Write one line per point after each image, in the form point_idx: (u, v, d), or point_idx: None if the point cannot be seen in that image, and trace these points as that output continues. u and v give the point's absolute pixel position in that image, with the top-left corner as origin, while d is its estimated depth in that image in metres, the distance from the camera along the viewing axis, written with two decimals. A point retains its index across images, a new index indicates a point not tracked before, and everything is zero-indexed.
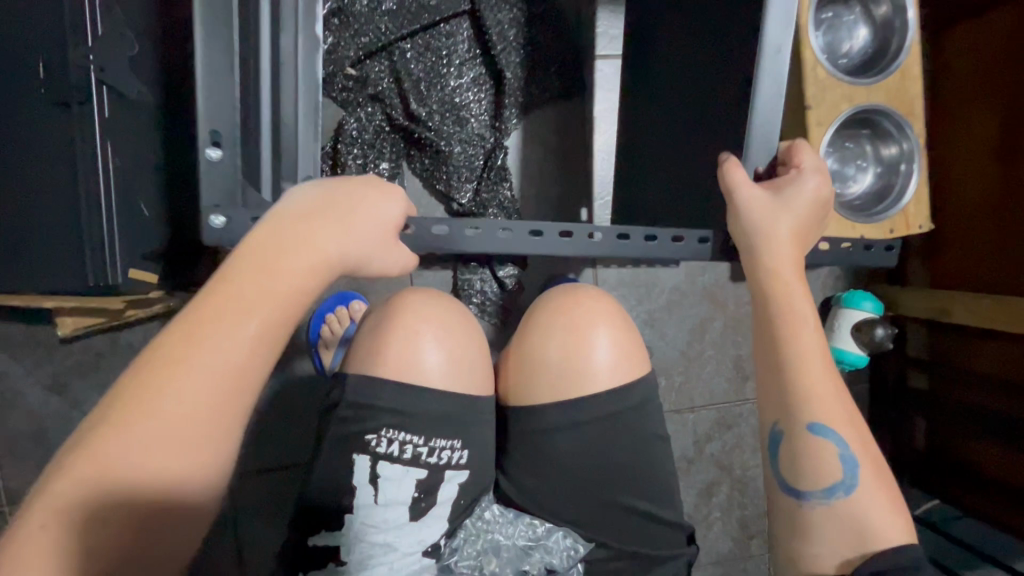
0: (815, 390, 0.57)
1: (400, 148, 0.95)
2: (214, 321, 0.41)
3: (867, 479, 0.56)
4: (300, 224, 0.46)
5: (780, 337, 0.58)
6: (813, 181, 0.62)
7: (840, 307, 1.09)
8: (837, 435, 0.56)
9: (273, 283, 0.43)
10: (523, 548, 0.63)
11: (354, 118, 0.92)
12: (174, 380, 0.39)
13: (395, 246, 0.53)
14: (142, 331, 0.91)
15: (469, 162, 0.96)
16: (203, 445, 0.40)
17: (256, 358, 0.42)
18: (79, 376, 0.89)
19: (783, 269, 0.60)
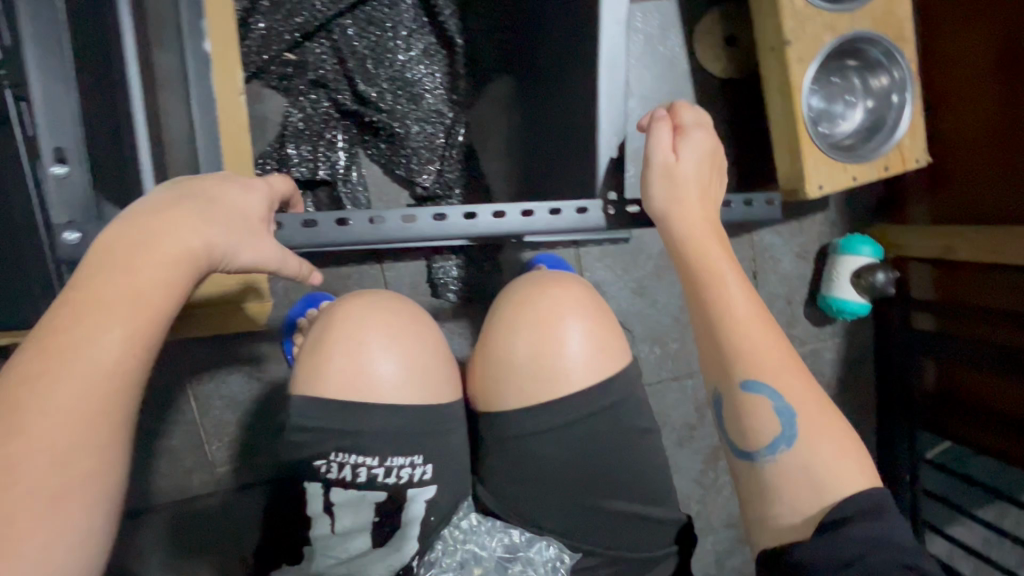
0: (741, 338, 0.53)
1: (354, 136, 0.89)
2: (78, 335, 0.39)
3: (811, 425, 0.51)
4: (163, 218, 0.43)
5: (705, 299, 0.55)
6: (703, 139, 0.61)
7: (837, 255, 1.04)
8: (771, 386, 0.52)
9: (142, 285, 0.41)
10: (501, 559, 0.62)
11: (300, 109, 0.86)
12: (40, 401, 0.37)
13: (266, 239, 0.50)
14: None
15: (429, 142, 0.90)
16: (91, 464, 0.38)
17: (134, 362, 0.41)
18: None
19: (697, 234, 0.58)
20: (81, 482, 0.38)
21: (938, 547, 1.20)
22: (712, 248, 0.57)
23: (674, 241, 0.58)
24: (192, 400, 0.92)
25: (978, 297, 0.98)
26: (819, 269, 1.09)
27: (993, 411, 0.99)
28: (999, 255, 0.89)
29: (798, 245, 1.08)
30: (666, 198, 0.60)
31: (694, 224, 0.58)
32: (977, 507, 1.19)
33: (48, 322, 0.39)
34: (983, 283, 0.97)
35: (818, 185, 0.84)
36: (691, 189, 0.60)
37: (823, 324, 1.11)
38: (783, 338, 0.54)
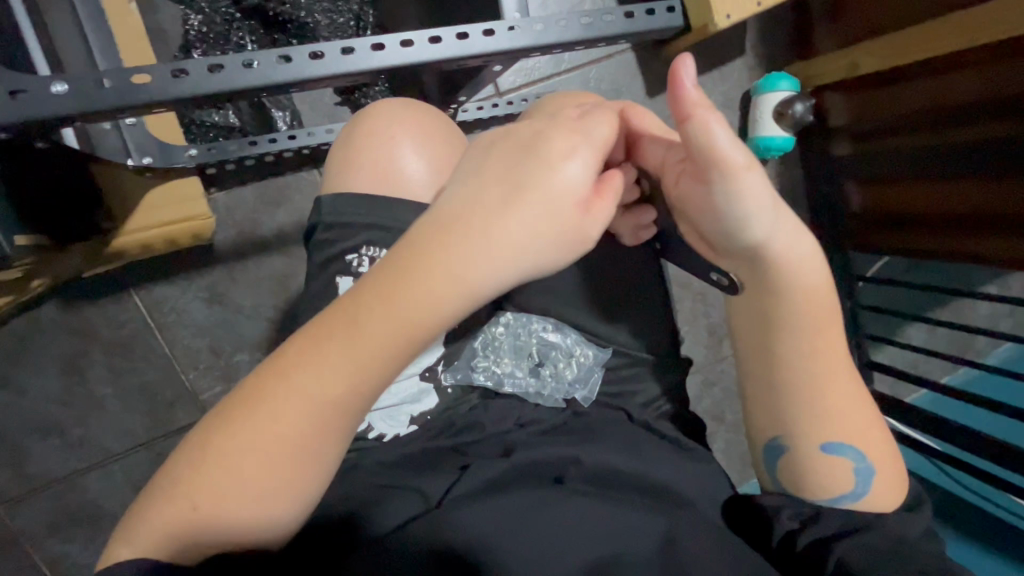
0: (815, 385, 0.56)
1: (263, 35, 0.85)
2: (339, 355, 0.42)
3: (878, 488, 0.58)
4: (480, 218, 0.44)
5: (780, 358, 0.56)
6: (752, 179, 0.46)
7: (758, 95, 1.08)
8: (854, 449, 0.57)
9: (393, 323, 0.42)
10: (536, 344, 0.71)
11: (198, 11, 0.83)
12: (288, 409, 0.42)
13: (532, 256, 0.45)
14: (57, 303, 0.87)
15: (341, 30, 0.88)
16: (298, 473, 0.42)
17: (355, 405, 0.43)
18: (14, 363, 0.87)
19: (791, 282, 0.52)
20: (289, 489, 0.42)
21: (886, 357, 1.30)
22: (819, 288, 0.53)
23: (757, 277, 0.53)
24: (158, 334, 0.93)
25: (893, 107, 1.02)
26: (745, 115, 1.14)
27: (913, 215, 1.04)
28: (920, 50, 0.94)
29: (722, 94, 1.12)
30: (782, 245, 0.50)
31: (803, 280, 0.52)
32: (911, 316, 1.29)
33: (329, 327, 0.43)
34: (895, 91, 1.01)
35: (725, 15, 0.87)
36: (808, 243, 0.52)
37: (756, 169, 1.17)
38: (870, 404, 0.58)
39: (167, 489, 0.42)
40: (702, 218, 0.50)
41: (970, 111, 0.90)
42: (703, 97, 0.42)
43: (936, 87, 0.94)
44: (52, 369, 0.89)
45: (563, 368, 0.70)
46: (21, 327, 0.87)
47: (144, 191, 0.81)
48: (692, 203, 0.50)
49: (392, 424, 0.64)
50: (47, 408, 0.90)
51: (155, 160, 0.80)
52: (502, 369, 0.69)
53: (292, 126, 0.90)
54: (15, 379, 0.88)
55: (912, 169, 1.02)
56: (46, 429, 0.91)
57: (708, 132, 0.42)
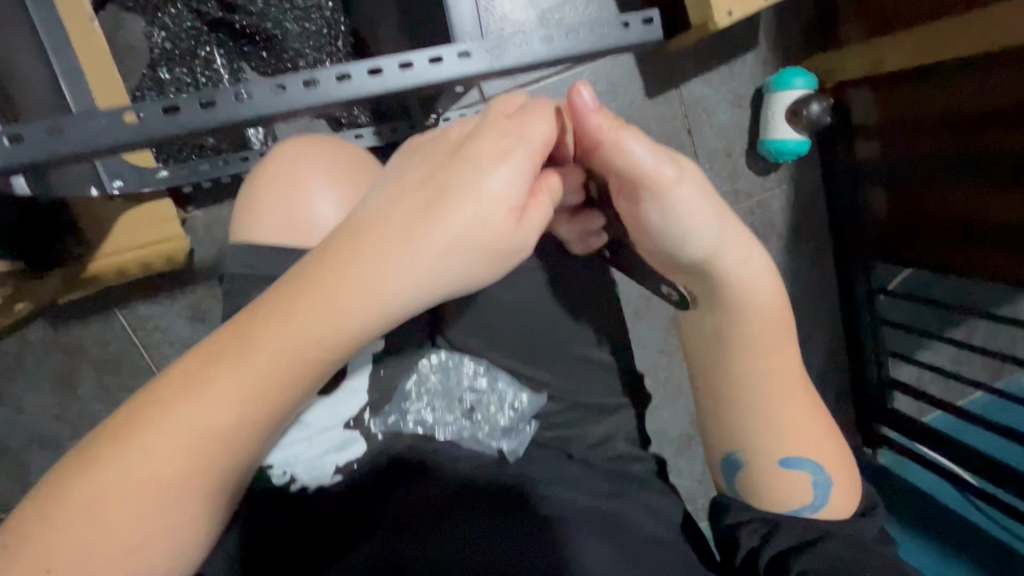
0: (771, 397, 0.58)
1: (231, 49, 0.83)
2: (226, 390, 0.41)
3: (836, 497, 0.60)
4: (380, 248, 0.42)
5: (740, 374, 0.58)
6: (686, 185, 0.51)
7: (771, 93, 0.99)
8: (811, 461, 0.60)
9: (303, 336, 0.42)
10: (473, 389, 0.64)
11: (162, 27, 0.80)
12: (170, 438, 0.41)
13: (444, 278, 0.43)
14: (46, 322, 0.89)
15: (312, 40, 0.83)
16: (180, 500, 0.42)
17: (263, 417, 0.43)
18: (10, 380, 0.90)
19: (744, 296, 0.55)
20: (169, 516, 0.42)
21: (908, 374, 1.22)
22: (772, 304, 0.56)
23: (717, 293, 0.56)
24: (144, 351, 0.93)
25: (915, 111, 0.92)
26: (757, 114, 1.05)
27: (939, 225, 0.94)
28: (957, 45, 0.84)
29: (732, 92, 1.03)
30: (731, 261, 0.54)
31: (750, 291, 0.55)
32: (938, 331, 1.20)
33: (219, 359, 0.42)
34: (919, 93, 0.90)
35: (727, 12, 0.78)
36: (762, 259, 0.56)
37: (769, 173, 1.08)
38: (819, 409, 0.61)
39: (25, 524, 0.40)
40: (647, 236, 0.54)
41: (990, 118, 0.81)
42: (609, 116, 0.50)
43: (966, 90, 0.84)
44: (45, 385, 0.91)
45: (500, 414, 0.64)
46: (14, 346, 0.89)
47: (117, 214, 0.80)
48: (631, 221, 0.54)
49: (315, 474, 0.56)
50: (43, 423, 0.93)
51: (127, 184, 0.79)
52: (431, 413, 0.62)
53: (268, 142, 0.87)
54: (11, 395, 0.90)
55: (938, 181, 0.92)
56: (44, 442, 0.94)
57: (618, 148, 0.49)
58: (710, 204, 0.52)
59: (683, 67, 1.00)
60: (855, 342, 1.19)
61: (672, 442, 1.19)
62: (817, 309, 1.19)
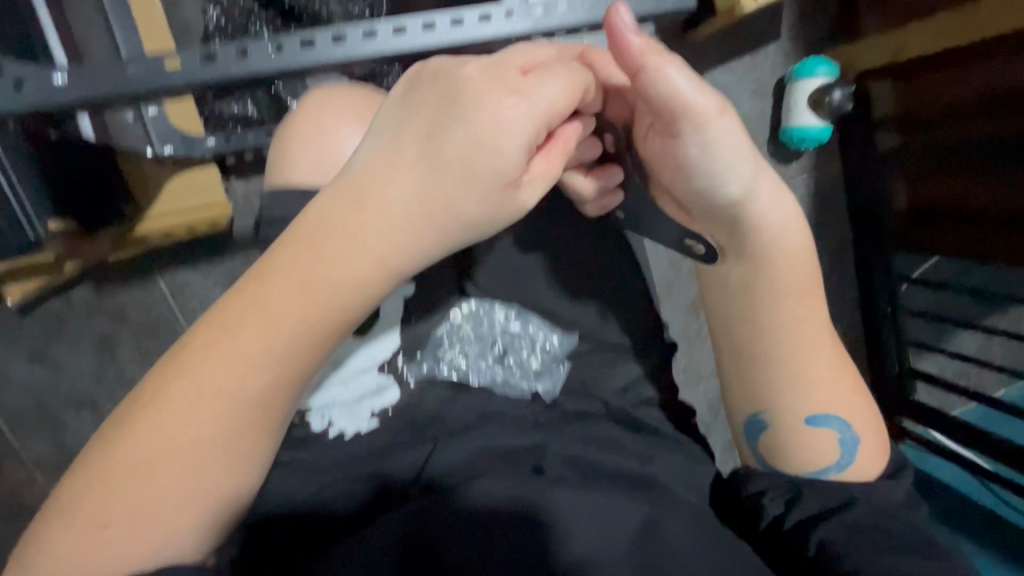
0: (798, 348, 0.61)
1: (279, 26, 0.86)
2: (244, 360, 0.42)
3: (863, 454, 0.62)
4: (386, 213, 0.43)
5: (768, 326, 0.61)
6: (725, 120, 0.53)
7: (793, 82, 1.01)
8: (838, 419, 0.62)
9: (307, 299, 0.43)
10: (505, 335, 0.65)
11: (218, 3, 0.85)
12: (199, 402, 0.42)
13: (445, 233, 0.44)
14: (90, 286, 0.93)
15: (355, 20, 0.88)
16: (217, 467, 0.43)
17: (282, 383, 0.44)
18: (53, 342, 0.94)
19: (774, 248, 0.58)
20: (207, 485, 0.43)
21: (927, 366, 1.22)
22: (794, 250, 0.59)
23: (754, 246, 0.59)
24: (181, 318, 0.97)
25: (940, 98, 0.95)
26: (779, 105, 1.07)
27: (961, 215, 0.98)
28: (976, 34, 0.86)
29: (754, 82, 1.06)
30: (761, 205, 0.57)
31: (782, 235, 0.58)
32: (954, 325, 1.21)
33: (231, 333, 0.42)
34: (946, 79, 0.93)
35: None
36: (788, 205, 0.59)
37: (790, 162, 1.10)
38: (847, 369, 0.63)
39: (50, 516, 0.41)
40: (677, 173, 0.55)
41: (1019, 99, 0.84)
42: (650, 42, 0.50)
43: (994, 75, 0.87)
44: (85, 348, 0.95)
45: (532, 356, 0.65)
46: (59, 309, 0.93)
47: (165, 182, 0.84)
48: (660, 158, 0.56)
49: (353, 420, 0.58)
50: (82, 385, 0.96)
51: (175, 149, 0.81)
52: (465, 362, 0.63)
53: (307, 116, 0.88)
54: (53, 356, 0.94)
55: (965, 166, 0.94)
56: (81, 405, 0.97)
57: (661, 72, 0.50)
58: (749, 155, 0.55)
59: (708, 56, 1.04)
60: (875, 333, 1.20)
61: None
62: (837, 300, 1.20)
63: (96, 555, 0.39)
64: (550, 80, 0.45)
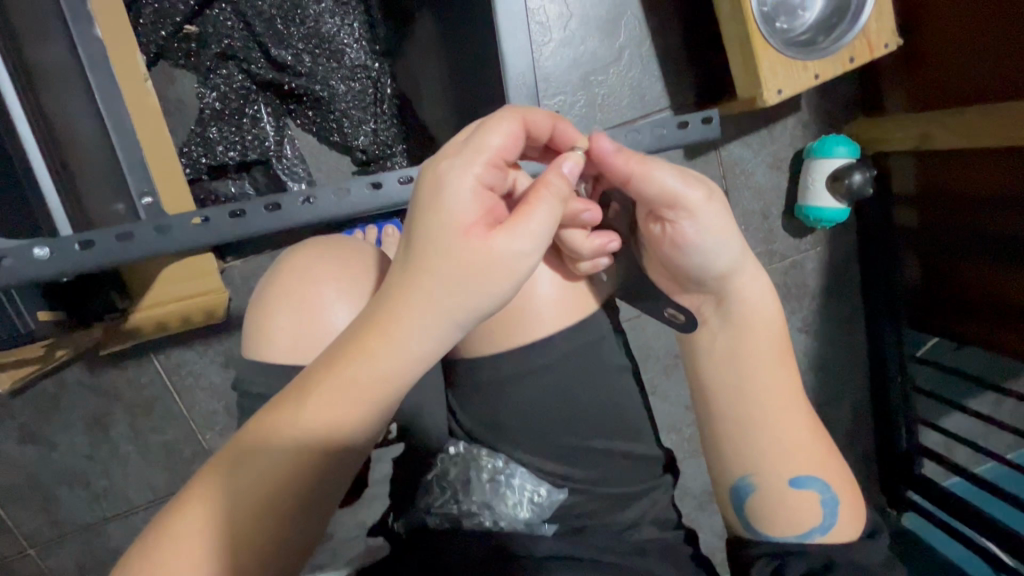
0: (781, 425, 0.56)
1: (279, 107, 0.84)
2: (272, 452, 0.38)
3: (846, 519, 0.56)
4: (415, 288, 0.40)
5: (747, 388, 0.57)
6: (714, 206, 0.52)
7: (811, 159, 0.98)
8: (819, 480, 0.56)
9: (330, 391, 0.39)
10: (493, 480, 0.57)
11: (213, 87, 0.81)
12: (226, 502, 0.37)
13: (466, 297, 0.41)
14: (83, 366, 0.90)
15: (358, 99, 0.85)
16: (241, 569, 0.37)
17: (309, 478, 0.39)
18: (44, 422, 0.91)
19: (761, 321, 0.56)
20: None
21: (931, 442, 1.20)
22: (772, 323, 0.57)
23: (744, 326, 0.56)
24: (177, 395, 0.94)
25: (960, 185, 0.90)
26: (796, 177, 1.04)
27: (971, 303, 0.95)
28: (997, 139, 0.81)
29: (771, 155, 1.03)
30: (746, 282, 0.55)
31: (763, 314, 0.56)
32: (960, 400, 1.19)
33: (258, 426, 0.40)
34: (967, 169, 0.88)
35: (775, 90, 0.78)
36: (762, 278, 0.57)
37: (805, 234, 1.07)
38: (824, 430, 0.58)
39: None
40: (676, 258, 0.54)
41: None
42: (633, 155, 0.51)
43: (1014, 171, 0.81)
44: (78, 427, 0.92)
45: (519, 506, 0.56)
46: (50, 388, 0.90)
47: (159, 272, 0.80)
48: (661, 242, 0.54)
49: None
50: (75, 463, 0.93)
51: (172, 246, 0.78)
52: (457, 506, 0.57)
53: None
54: (45, 435, 0.91)
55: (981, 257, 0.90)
56: (74, 481, 0.95)
57: (645, 174, 0.51)
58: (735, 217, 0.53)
59: (723, 130, 1.00)
60: (883, 404, 1.17)
61: (694, 498, 1.18)
62: (846, 370, 1.18)
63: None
64: (495, 132, 0.44)
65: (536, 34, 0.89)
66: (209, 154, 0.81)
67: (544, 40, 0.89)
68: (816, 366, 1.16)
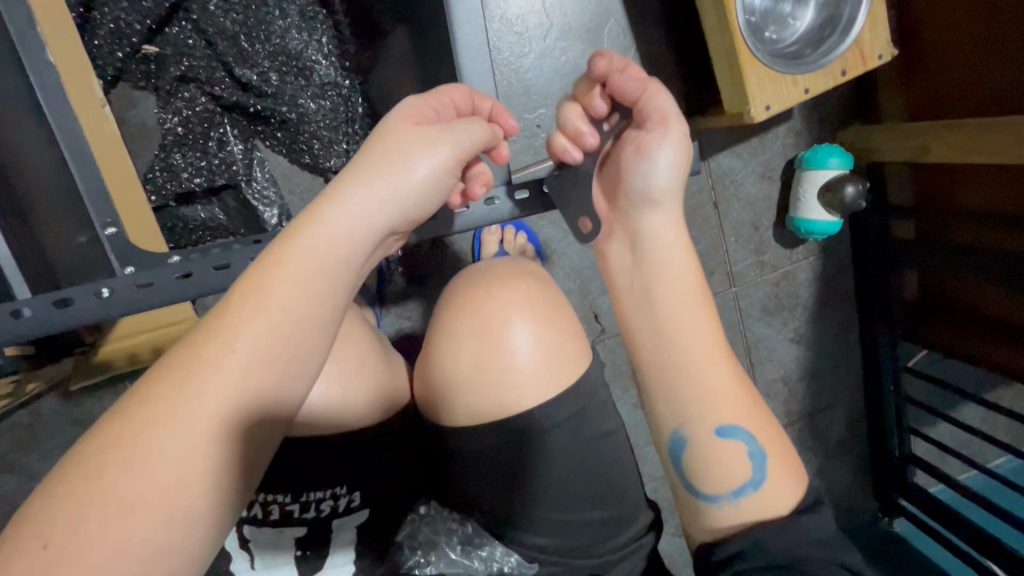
0: (697, 372, 0.55)
1: (246, 128, 0.81)
2: (201, 347, 0.37)
3: (776, 473, 0.53)
4: (359, 177, 0.42)
5: (671, 342, 0.55)
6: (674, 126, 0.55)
7: (803, 170, 0.95)
8: (744, 430, 0.54)
9: (277, 275, 0.39)
10: (463, 547, 0.61)
11: (174, 111, 0.78)
12: (174, 400, 0.36)
13: (412, 180, 0.43)
14: (57, 394, 0.88)
15: (329, 118, 0.82)
16: (201, 456, 0.36)
17: (264, 366, 0.38)
18: (20, 452, 0.89)
19: (666, 254, 0.56)
20: (178, 492, 0.35)
21: (920, 450, 1.19)
22: (682, 263, 0.56)
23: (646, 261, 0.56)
24: None
25: (954, 201, 0.91)
26: (787, 187, 1.01)
27: (958, 309, 0.94)
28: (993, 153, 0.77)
29: (761, 164, 1.00)
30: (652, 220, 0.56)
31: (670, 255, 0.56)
32: (948, 408, 1.18)
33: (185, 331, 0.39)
34: (961, 186, 0.89)
35: (764, 106, 0.75)
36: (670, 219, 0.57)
37: (795, 245, 1.05)
38: (750, 386, 0.57)
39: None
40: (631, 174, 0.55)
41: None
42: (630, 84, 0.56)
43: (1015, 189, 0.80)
44: (56, 456, 0.90)
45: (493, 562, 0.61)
46: (25, 417, 0.88)
47: (120, 318, 0.77)
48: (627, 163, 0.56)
49: None
50: None
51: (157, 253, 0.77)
52: (427, 569, 0.60)
53: (282, 223, 0.82)
54: (22, 465, 0.89)
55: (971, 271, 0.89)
56: None
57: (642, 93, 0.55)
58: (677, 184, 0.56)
59: (713, 140, 0.97)
60: (878, 415, 1.15)
61: None
62: (839, 379, 1.16)
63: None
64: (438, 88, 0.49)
65: (515, 46, 0.84)
66: (174, 181, 0.78)
67: (523, 52, 0.85)
68: (808, 376, 1.14)
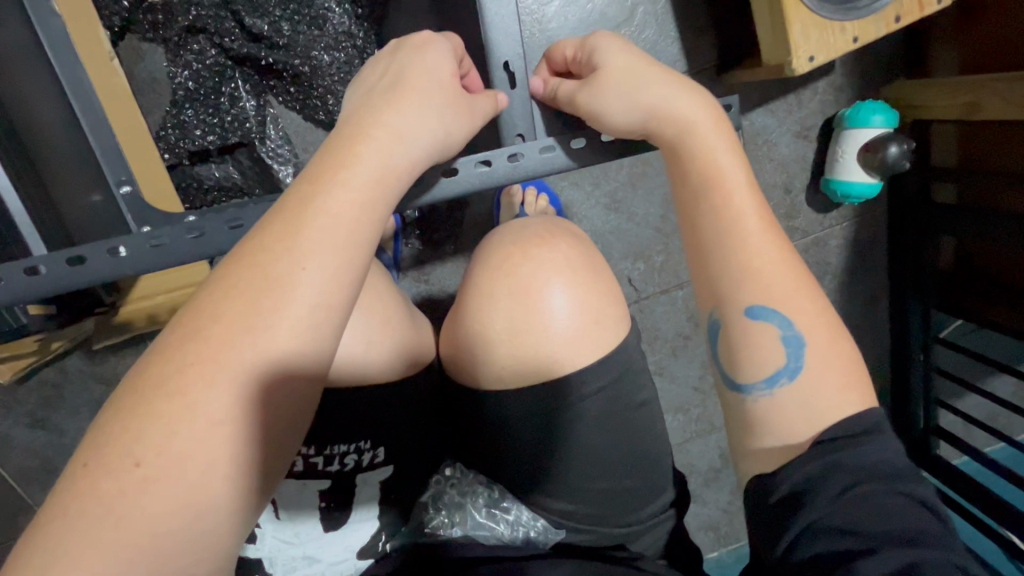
0: (730, 239, 0.50)
1: (258, 83, 0.78)
2: (269, 267, 0.37)
3: (824, 376, 0.46)
4: (403, 103, 0.43)
5: (715, 271, 0.50)
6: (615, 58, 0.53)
7: (844, 128, 0.90)
8: (782, 314, 0.48)
9: (346, 198, 0.39)
10: (490, 505, 0.61)
11: (184, 65, 0.75)
12: (249, 318, 0.36)
13: (450, 112, 0.45)
14: (82, 353, 0.89)
15: (343, 71, 0.78)
16: (275, 377, 0.37)
17: (334, 288, 0.38)
18: (50, 408, 0.91)
19: (699, 120, 0.51)
20: (259, 409, 0.36)
21: (944, 422, 1.16)
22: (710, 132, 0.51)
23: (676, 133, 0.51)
24: None
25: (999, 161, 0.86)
26: (823, 147, 0.96)
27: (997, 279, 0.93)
28: None
29: (797, 123, 0.94)
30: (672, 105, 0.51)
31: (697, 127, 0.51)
32: (978, 379, 1.15)
33: (239, 251, 0.38)
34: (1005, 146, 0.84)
35: (808, 57, 0.70)
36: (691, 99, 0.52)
37: (828, 209, 1.00)
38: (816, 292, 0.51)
39: (60, 494, 0.33)
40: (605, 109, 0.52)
41: None
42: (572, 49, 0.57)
43: None
44: (84, 413, 0.92)
45: (521, 524, 0.61)
46: (54, 374, 0.89)
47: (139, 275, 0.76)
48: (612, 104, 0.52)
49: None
50: None
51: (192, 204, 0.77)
52: (451, 530, 0.61)
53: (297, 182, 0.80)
54: (53, 421, 0.91)
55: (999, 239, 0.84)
56: None
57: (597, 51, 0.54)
58: (627, 49, 0.53)
59: (746, 96, 0.91)
60: (902, 386, 1.11)
61: (700, 475, 1.14)
62: (865, 349, 1.13)
63: (137, 502, 0.32)
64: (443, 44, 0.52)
65: None
66: (187, 137, 0.76)
67: None
68: None
